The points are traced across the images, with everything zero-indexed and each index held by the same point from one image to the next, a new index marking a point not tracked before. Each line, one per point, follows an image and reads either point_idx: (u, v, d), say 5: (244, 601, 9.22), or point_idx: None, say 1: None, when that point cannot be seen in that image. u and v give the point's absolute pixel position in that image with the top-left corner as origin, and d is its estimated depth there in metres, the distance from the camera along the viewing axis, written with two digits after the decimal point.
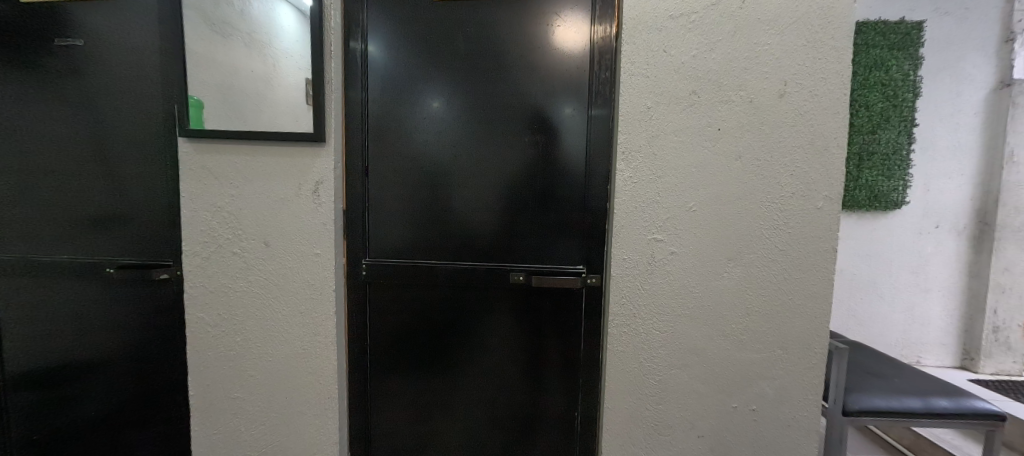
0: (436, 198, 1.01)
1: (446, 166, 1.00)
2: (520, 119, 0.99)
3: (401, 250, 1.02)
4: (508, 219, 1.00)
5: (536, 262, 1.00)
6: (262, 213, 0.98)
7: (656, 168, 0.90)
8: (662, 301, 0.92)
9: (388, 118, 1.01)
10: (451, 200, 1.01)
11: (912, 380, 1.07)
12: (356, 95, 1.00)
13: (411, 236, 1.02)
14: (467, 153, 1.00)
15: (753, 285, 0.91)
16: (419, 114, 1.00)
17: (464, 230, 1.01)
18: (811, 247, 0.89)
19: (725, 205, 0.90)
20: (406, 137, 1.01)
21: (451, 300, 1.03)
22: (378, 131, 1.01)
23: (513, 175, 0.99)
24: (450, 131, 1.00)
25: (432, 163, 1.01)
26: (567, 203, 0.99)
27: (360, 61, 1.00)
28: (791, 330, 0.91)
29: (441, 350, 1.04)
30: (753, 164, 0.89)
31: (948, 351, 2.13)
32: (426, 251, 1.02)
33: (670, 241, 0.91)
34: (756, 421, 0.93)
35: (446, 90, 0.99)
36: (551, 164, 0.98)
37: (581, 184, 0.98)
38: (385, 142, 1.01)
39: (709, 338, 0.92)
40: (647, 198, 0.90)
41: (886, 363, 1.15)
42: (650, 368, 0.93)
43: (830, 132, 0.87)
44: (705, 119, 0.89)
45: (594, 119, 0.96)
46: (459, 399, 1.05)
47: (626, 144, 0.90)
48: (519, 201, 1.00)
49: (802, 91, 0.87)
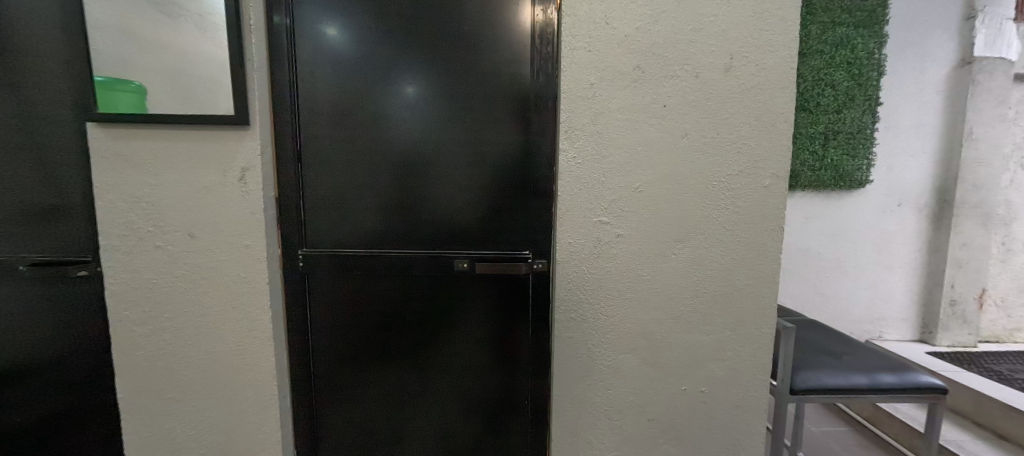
0: (394, 188, 0.96)
1: (403, 156, 0.95)
2: (494, 100, 0.94)
3: (351, 243, 0.97)
4: (467, 207, 0.96)
5: (489, 249, 0.96)
6: (185, 203, 0.92)
7: (601, 147, 0.86)
8: (610, 285, 0.89)
9: (357, 105, 0.94)
10: (407, 189, 0.96)
11: (862, 355, 1.06)
12: (303, 82, 0.93)
13: (360, 227, 0.97)
14: (441, 138, 0.95)
15: (701, 266, 0.89)
16: (388, 101, 0.94)
17: (417, 218, 0.96)
18: (758, 226, 0.87)
19: (671, 185, 0.87)
20: (361, 122, 0.95)
21: (409, 291, 0.98)
22: (345, 120, 0.95)
23: (490, 160, 0.95)
24: (422, 116, 0.94)
25: (389, 152, 0.95)
26: (521, 187, 0.94)
27: (310, 45, 0.93)
28: (739, 310, 0.90)
29: (405, 343, 1.00)
30: (700, 141, 0.86)
31: (909, 326, 2.28)
32: (377, 242, 0.97)
33: (617, 223, 0.87)
34: (705, 402, 0.92)
35: (404, 75, 0.94)
36: (507, 147, 0.94)
37: (528, 166, 0.94)
38: (353, 132, 0.95)
39: (659, 322, 0.90)
40: (592, 179, 0.87)
41: (837, 341, 1.15)
42: (599, 353, 0.91)
43: (777, 107, 0.85)
44: (650, 95, 0.85)
45: (541, 98, 0.91)
46: (429, 393, 1.01)
47: (569, 122, 0.86)
48: (495, 187, 0.95)
49: (749, 64, 0.84)
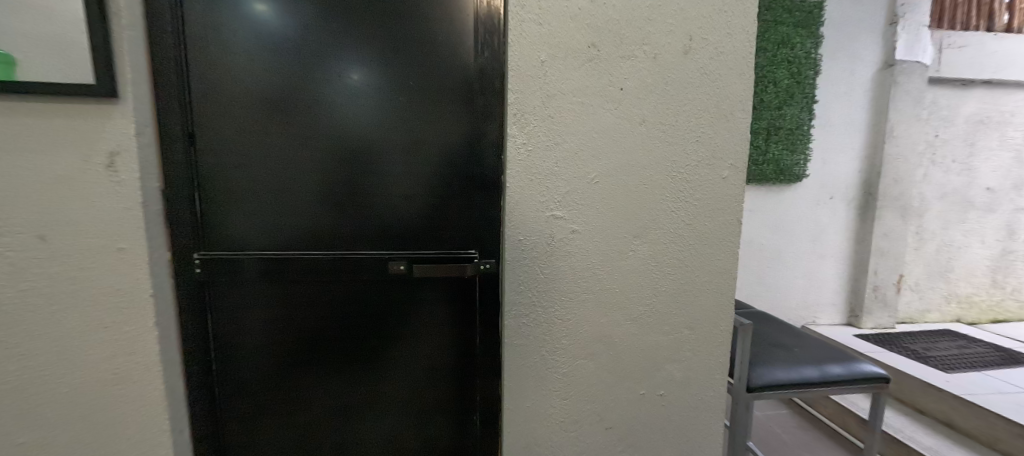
0: (321, 186, 0.82)
1: (334, 149, 0.81)
2: (453, 89, 0.83)
3: (265, 249, 0.82)
4: (408, 206, 0.84)
5: (432, 251, 0.85)
6: (18, 196, 0.69)
7: (554, 133, 0.77)
8: (565, 286, 0.81)
9: (292, 92, 0.79)
10: (337, 187, 0.82)
11: (811, 348, 1.06)
12: (207, 60, 0.78)
13: (276, 228, 0.82)
14: (395, 132, 0.82)
15: (659, 263, 0.83)
16: (330, 87, 0.80)
17: (347, 219, 0.83)
18: (717, 219, 0.83)
19: (629, 176, 0.80)
20: (280, 110, 0.80)
21: (340, 298, 0.86)
22: (277, 108, 0.80)
23: (449, 157, 0.84)
24: (372, 106, 0.81)
25: (314, 144, 0.81)
26: (467, 181, 0.84)
27: (229, 18, 0.77)
28: (698, 308, 0.85)
29: (338, 357, 0.88)
30: (659, 129, 0.80)
31: (837, 310, 2.49)
32: (300, 247, 0.83)
33: (571, 218, 0.79)
34: (664, 406, 0.87)
35: (341, 59, 0.80)
36: (453, 139, 0.83)
37: (471, 156, 0.83)
38: (288, 122, 0.80)
39: (617, 324, 0.83)
40: (544, 169, 0.77)
41: (787, 333, 1.15)
42: (554, 360, 0.83)
43: (735, 94, 0.81)
44: (606, 76, 0.77)
45: (484, 79, 0.80)
46: (368, 410, 0.90)
47: (517, 105, 0.76)
48: (452, 186, 0.84)
49: (708, 47, 0.79)
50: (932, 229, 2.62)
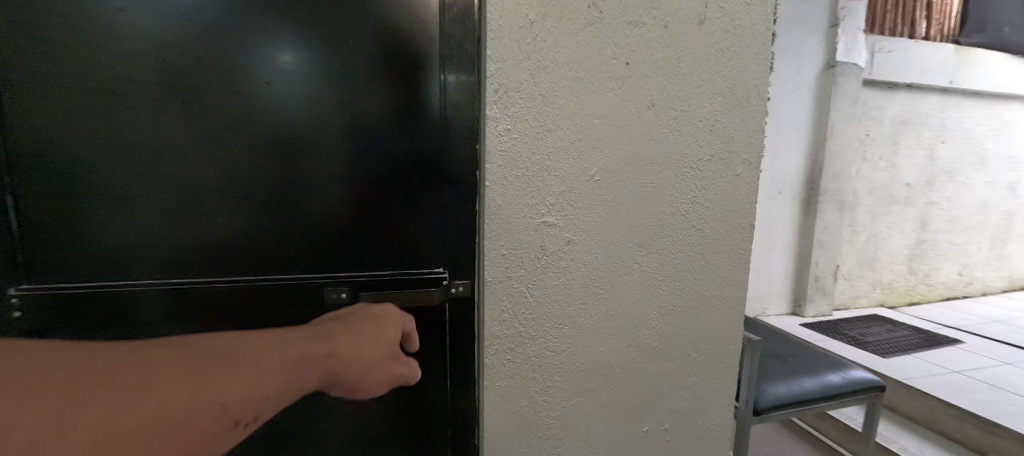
0: (227, 191, 0.57)
1: (246, 140, 0.57)
2: (416, 67, 0.62)
3: (130, 283, 0.55)
4: (356, 213, 0.62)
5: (387, 270, 0.65)
6: None
7: (545, 117, 0.60)
8: (559, 311, 0.65)
9: (170, 58, 0.53)
10: (252, 192, 0.58)
11: (806, 357, 1.00)
12: None
13: (151, 257, 0.55)
14: (337, 124, 0.60)
15: (666, 276, 0.70)
16: (236, 55, 0.55)
17: (267, 232, 0.59)
18: (728, 224, 0.72)
19: (634, 173, 0.65)
20: (149, 78, 0.53)
21: None
22: (145, 81, 0.53)
23: (412, 159, 0.63)
24: (302, 86, 0.58)
25: (214, 132, 0.56)
26: (433, 177, 0.64)
27: None
28: (706, 327, 0.74)
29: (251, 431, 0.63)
30: (668, 115, 0.65)
31: (785, 301, 2.68)
32: (190, 276, 0.57)
33: (566, 225, 0.63)
34: (668, 441, 0.75)
35: (254, 15, 0.55)
36: (415, 123, 0.63)
37: (438, 155, 0.63)
38: (165, 104, 0.54)
39: (619, 352, 0.69)
40: (533, 163, 0.60)
41: (776, 337, 1.10)
42: (544, 402, 0.66)
43: (752, 77, 0.69)
44: (609, 47, 0.61)
45: (448, 52, 0.61)
46: None
47: (499, 78, 0.57)
48: (415, 195, 0.64)
49: (724, 18, 0.66)
50: (863, 221, 2.84)
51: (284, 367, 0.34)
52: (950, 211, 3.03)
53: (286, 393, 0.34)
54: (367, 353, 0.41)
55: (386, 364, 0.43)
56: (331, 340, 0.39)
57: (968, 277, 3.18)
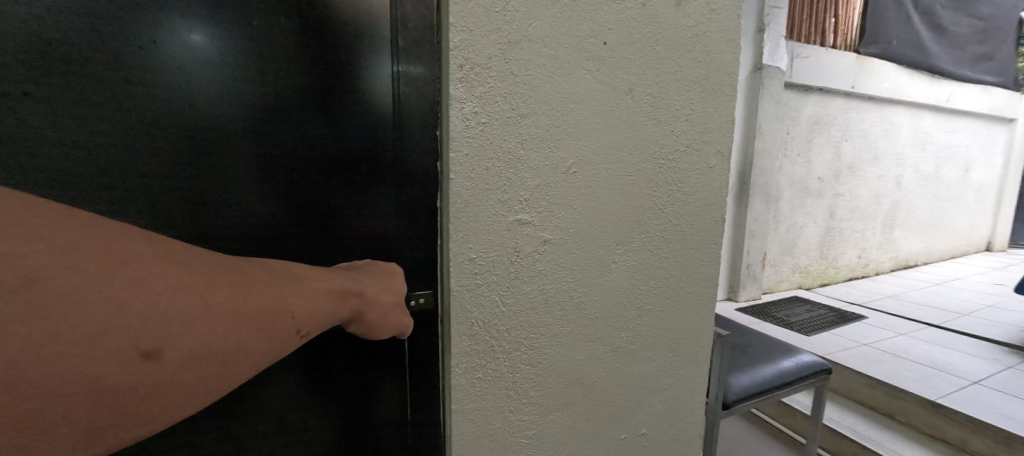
0: (108, 210, 0.42)
1: (112, 141, 0.41)
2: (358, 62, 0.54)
3: None
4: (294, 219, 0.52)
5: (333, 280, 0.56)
6: None
7: (517, 99, 0.52)
8: (535, 319, 0.58)
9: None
10: (146, 209, 0.44)
11: (761, 344, 1.04)
12: None
13: None
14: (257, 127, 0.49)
15: (643, 275, 0.66)
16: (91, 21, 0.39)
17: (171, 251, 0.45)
18: (702, 218, 0.69)
19: (611, 165, 0.60)
20: None
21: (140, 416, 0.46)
22: None
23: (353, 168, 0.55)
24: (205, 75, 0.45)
25: (89, 125, 0.40)
26: (382, 176, 0.57)
27: None
28: (681, 326, 0.71)
29: None
30: (646, 103, 0.61)
31: (722, 288, 2.91)
32: None
33: (542, 223, 0.56)
34: (645, 446, 0.72)
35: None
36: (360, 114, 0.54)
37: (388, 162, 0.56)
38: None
39: (597, 360, 0.64)
40: (504, 152, 0.52)
41: (734, 326, 1.14)
42: (520, 422, 0.59)
43: (724, 65, 0.66)
44: (586, 22, 0.55)
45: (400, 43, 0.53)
46: None
47: (464, 51, 0.48)
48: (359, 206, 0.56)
49: (700, 0, 0.62)
50: (785, 212, 3.14)
51: (333, 296, 0.43)
52: (851, 202, 3.46)
53: (332, 317, 0.43)
54: (383, 299, 0.49)
55: (392, 314, 0.50)
56: (359, 281, 0.48)
57: (865, 259, 3.67)
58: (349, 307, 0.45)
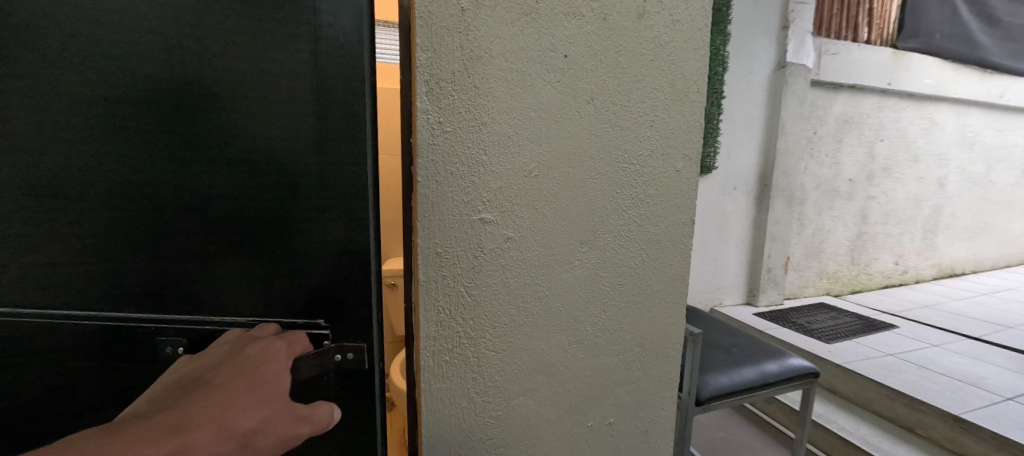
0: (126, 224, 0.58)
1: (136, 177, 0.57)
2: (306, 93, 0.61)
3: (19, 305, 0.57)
4: (223, 238, 0.62)
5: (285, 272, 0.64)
6: None
7: (479, 109, 0.57)
8: (499, 309, 0.63)
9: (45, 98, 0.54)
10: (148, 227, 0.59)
11: (752, 347, 1.27)
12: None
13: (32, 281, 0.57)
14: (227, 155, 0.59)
15: (608, 272, 0.70)
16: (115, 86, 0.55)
17: (136, 271, 0.59)
18: (669, 219, 0.72)
19: (573, 168, 0.64)
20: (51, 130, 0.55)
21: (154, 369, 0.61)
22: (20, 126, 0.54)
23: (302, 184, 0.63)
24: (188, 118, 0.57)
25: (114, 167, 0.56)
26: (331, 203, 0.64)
27: None
28: (648, 322, 0.74)
29: None
30: (608, 111, 0.65)
31: (739, 292, 2.83)
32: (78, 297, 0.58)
33: (504, 222, 0.61)
34: (613, 435, 0.75)
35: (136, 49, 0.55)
36: (283, 141, 0.61)
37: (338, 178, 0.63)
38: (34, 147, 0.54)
39: (561, 350, 0.68)
40: (467, 157, 0.58)
41: (734, 333, 1.36)
42: (485, 403, 0.65)
43: (690, 73, 0.69)
44: (547, 37, 0.60)
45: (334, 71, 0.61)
46: None
47: (429, 68, 0.54)
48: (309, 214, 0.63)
49: (663, 12, 0.66)
50: (810, 215, 3.01)
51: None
52: (887, 205, 3.27)
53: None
54: (208, 436, 0.41)
55: (229, 416, 0.45)
56: (182, 431, 0.39)
57: (903, 266, 3.45)
58: (173, 447, 0.37)
